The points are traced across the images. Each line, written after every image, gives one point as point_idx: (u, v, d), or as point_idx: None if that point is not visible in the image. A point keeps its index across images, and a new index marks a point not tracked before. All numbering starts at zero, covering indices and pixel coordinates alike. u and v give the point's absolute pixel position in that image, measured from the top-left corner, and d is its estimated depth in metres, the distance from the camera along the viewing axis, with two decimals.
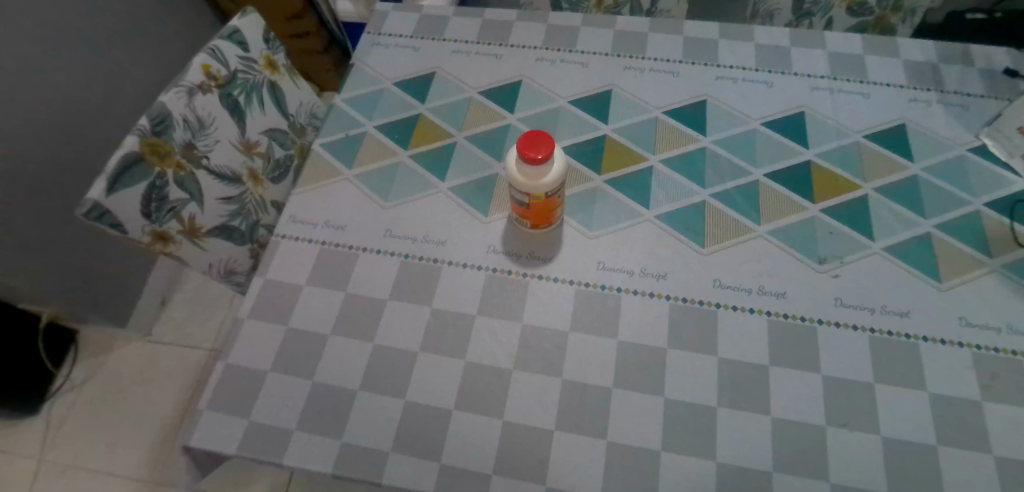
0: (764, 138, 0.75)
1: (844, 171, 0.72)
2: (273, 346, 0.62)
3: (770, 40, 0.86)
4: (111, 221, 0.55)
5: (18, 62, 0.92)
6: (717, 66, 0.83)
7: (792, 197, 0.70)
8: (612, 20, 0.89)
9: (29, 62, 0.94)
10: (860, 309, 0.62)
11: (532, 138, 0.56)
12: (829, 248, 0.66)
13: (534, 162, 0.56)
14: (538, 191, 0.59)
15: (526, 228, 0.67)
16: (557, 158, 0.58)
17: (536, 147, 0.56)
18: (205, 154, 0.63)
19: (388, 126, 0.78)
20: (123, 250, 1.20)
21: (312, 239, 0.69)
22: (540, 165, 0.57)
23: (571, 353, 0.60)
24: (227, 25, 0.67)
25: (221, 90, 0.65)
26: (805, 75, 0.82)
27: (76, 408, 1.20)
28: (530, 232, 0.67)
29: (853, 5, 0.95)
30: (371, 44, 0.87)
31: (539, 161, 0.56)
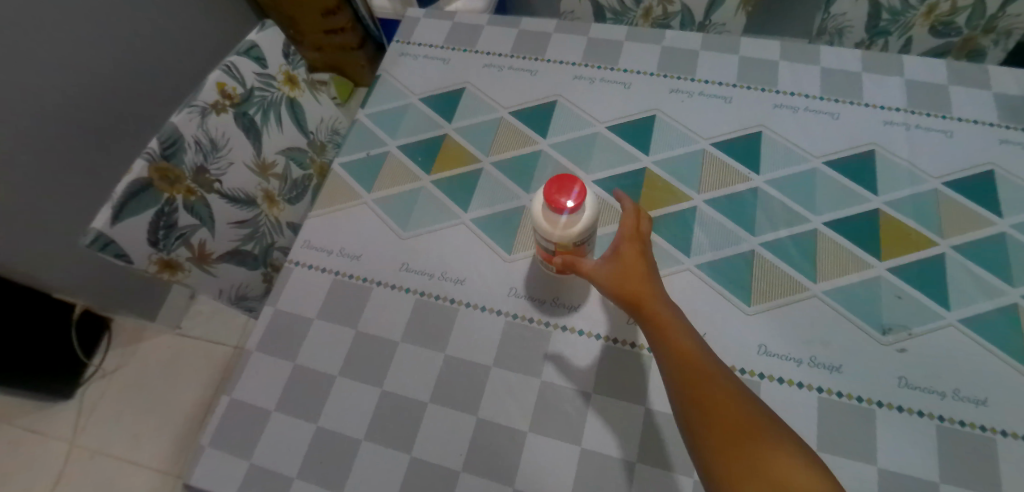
0: (824, 180, 0.67)
1: (917, 223, 0.64)
2: (279, 383, 0.59)
3: (838, 63, 0.77)
4: (116, 251, 0.52)
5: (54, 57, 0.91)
6: (775, 92, 0.75)
7: (855, 251, 0.62)
8: (660, 34, 0.81)
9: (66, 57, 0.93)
10: (928, 392, 0.54)
11: (560, 182, 0.51)
12: (894, 315, 0.58)
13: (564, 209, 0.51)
14: (565, 241, 0.54)
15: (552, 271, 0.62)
16: (588, 207, 0.53)
17: (565, 194, 0.51)
18: (217, 177, 0.60)
19: (412, 147, 0.73)
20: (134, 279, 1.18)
21: (326, 268, 0.65)
22: (571, 213, 0.52)
23: (593, 418, 0.55)
24: (244, 40, 0.63)
25: (237, 109, 0.61)
26: (878, 106, 0.73)
27: (106, 396, 1.22)
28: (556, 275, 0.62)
29: (938, 24, 0.84)
30: (400, 55, 0.83)
31: (569, 208, 0.51)
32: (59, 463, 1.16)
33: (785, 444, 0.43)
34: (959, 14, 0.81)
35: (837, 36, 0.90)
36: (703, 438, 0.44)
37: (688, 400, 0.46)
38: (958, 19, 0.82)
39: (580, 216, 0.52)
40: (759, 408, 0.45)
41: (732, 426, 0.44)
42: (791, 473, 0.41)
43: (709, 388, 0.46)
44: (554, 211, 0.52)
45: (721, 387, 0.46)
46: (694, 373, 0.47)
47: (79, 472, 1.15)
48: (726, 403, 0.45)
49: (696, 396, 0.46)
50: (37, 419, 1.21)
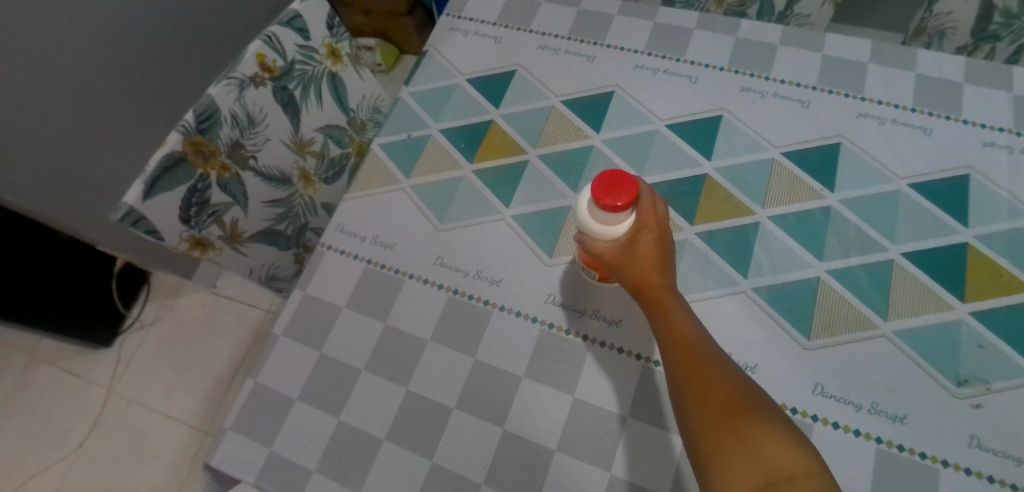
0: (908, 205, 0.61)
1: (1013, 263, 0.57)
2: (303, 371, 0.57)
3: (937, 71, 0.68)
4: (146, 228, 0.51)
5: (113, 8, 0.88)
6: (861, 99, 0.67)
7: (936, 288, 0.56)
8: (735, 25, 0.74)
9: (125, 8, 0.90)
10: (1003, 457, 0.48)
11: (611, 179, 0.46)
12: (972, 365, 0.52)
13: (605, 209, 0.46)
14: (596, 240, 0.49)
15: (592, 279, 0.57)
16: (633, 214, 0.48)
17: (612, 190, 0.46)
18: (253, 154, 0.58)
19: (455, 131, 0.69)
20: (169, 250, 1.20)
21: (357, 255, 0.63)
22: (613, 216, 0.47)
23: (625, 444, 0.51)
24: (288, 9, 0.60)
25: (276, 83, 0.58)
26: (979, 124, 0.65)
27: (142, 347, 1.26)
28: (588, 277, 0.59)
29: None
30: (450, 29, 0.78)
31: (613, 209, 0.46)
32: (97, 408, 1.21)
33: (779, 427, 0.39)
34: None
35: (937, 38, 0.80)
36: (691, 417, 0.42)
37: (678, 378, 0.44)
38: None
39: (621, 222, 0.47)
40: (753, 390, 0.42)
41: (722, 406, 0.41)
42: (781, 457, 0.38)
43: (702, 367, 0.43)
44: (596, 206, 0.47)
45: (714, 365, 0.43)
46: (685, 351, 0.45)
47: (115, 418, 1.20)
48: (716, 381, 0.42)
49: (687, 373, 0.44)
50: (79, 363, 1.26)
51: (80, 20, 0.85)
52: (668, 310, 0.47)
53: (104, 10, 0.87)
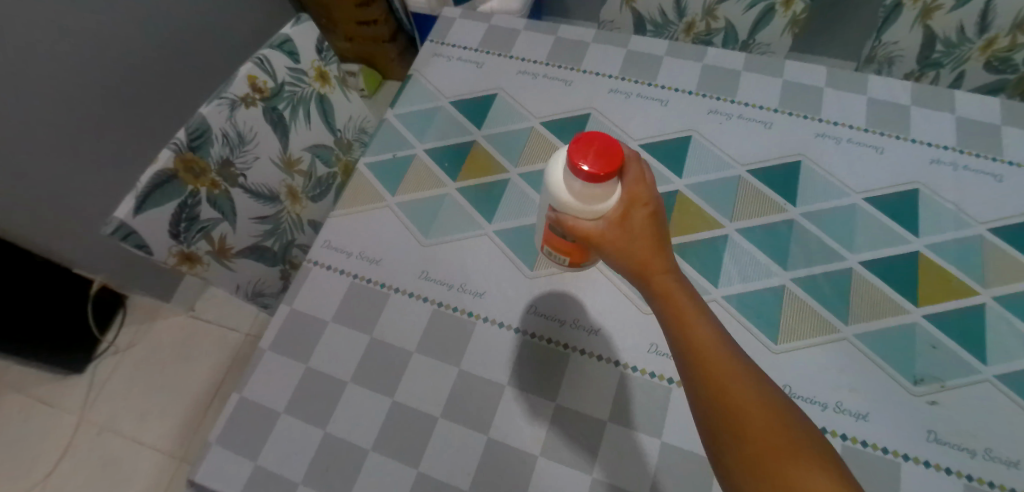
0: (864, 217, 0.65)
1: (960, 270, 0.61)
2: (288, 384, 0.58)
3: (888, 95, 0.74)
4: (137, 242, 0.52)
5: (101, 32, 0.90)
6: (819, 120, 0.72)
7: (892, 294, 0.60)
8: (702, 52, 0.79)
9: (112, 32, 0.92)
10: (959, 449, 0.52)
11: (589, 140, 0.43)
12: (927, 365, 0.56)
13: (579, 175, 0.42)
14: (573, 218, 0.45)
15: (562, 264, 0.55)
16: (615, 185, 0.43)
17: (589, 154, 0.42)
18: (242, 171, 0.60)
19: (439, 151, 0.72)
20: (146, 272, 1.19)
21: (344, 270, 0.64)
22: (589, 185, 0.43)
23: (605, 448, 0.53)
24: (278, 33, 0.63)
25: (266, 103, 0.61)
26: (925, 143, 0.70)
27: (117, 372, 1.23)
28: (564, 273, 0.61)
29: (995, 59, 0.81)
30: (434, 55, 0.81)
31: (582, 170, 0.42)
32: (67, 436, 1.17)
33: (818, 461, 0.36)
34: (1018, 51, 0.79)
35: (886, 65, 0.88)
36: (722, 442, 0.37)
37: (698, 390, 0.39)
38: (1017, 56, 0.79)
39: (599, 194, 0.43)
40: (781, 402, 0.38)
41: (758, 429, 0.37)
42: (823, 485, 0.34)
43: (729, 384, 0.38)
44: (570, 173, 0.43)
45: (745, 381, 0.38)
46: (707, 358, 0.39)
47: (85, 447, 1.16)
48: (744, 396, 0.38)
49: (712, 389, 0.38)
50: (50, 390, 1.22)
51: (65, 41, 0.86)
52: (684, 309, 0.42)
53: (88, 33, 0.89)
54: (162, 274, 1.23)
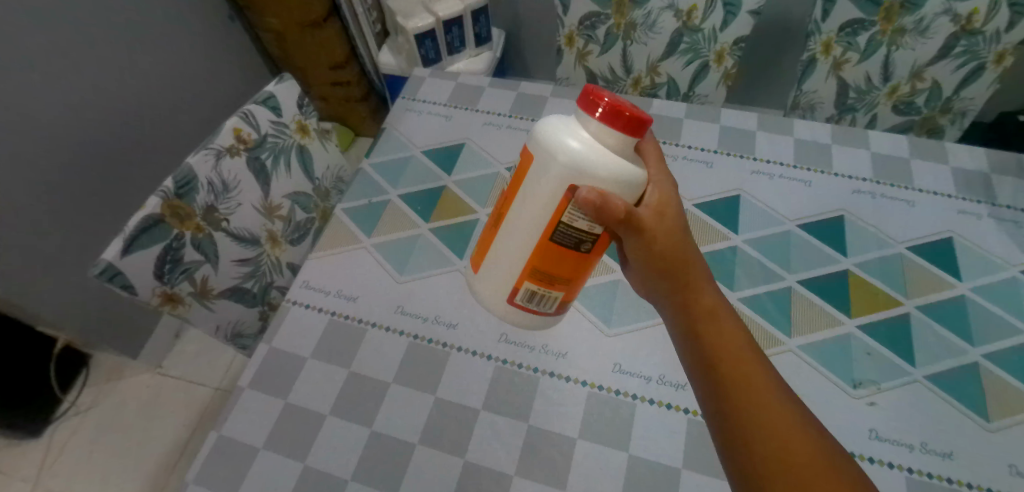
0: (798, 242, 0.73)
1: (885, 285, 0.69)
2: (268, 420, 0.59)
3: (812, 135, 0.84)
4: (122, 283, 0.54)
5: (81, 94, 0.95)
6: (753, 159, 0.81)
7: (827, 309, 0.67)
8: (648, 103, 0.88)
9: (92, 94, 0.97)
10: (898, 444, 0.58)
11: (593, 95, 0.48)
12: (864, 370, 0.62)
13: (620, 118, 0.46)
14: (613, 185, 0.47)
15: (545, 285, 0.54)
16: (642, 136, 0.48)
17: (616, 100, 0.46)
18: (225, 216, 0.64)
19: (412, 196, 0.78)
20: (114, 328, 1.17)
21: (323, 308, 0.67)
22: (629, 130, 0.46)
23: (577, 464, 0.56)
24: (263, 91, 0.69)
25: (250, 153, 0.66)
26: (846, 176, 0.79)
27: (77, 435, 1.19)
28: (529, 308, 0.57)
29: (900, 103, 0.93)
30: (405, 110, 0.89)
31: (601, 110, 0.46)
32: None
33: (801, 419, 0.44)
34: (918, 95, 0.91)
35: (810, 111, 0.99)
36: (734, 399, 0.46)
37: (722, 394, 0.47)
38: (917, 100, 0.92)
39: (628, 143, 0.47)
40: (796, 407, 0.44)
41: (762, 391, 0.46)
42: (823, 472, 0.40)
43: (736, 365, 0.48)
44: (604, 121, 0.46)
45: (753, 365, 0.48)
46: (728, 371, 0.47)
47: None
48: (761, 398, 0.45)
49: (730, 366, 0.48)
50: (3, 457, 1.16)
51: (44, 102, 0.91)
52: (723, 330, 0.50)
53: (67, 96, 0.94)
54: (130, 330, 1.21)
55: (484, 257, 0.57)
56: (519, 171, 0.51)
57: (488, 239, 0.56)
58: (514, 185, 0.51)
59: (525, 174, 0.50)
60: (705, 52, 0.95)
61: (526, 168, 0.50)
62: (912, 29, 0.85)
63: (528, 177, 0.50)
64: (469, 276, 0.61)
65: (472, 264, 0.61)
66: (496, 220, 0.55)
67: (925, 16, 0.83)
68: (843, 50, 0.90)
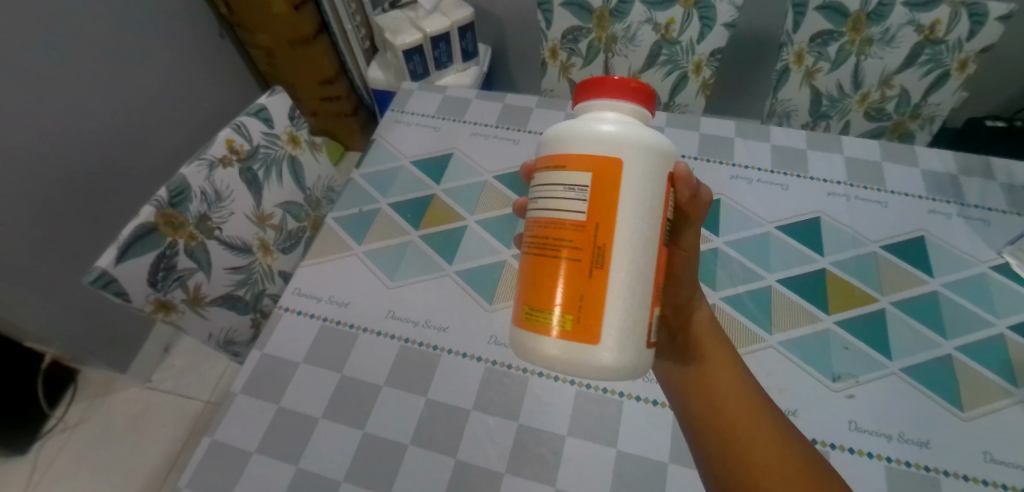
0: (777, 242, 0.75)
1: (861, 282, 0.71)
2: (260, 424, 0.60)
3: (787, 141, 0.87)
4: (116, 290, 0.56)
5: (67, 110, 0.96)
6: (732, 165, 0.84)
7: (806, 306, 0.69)
8: None
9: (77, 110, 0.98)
10: (877, 435, 0.59)
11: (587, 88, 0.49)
12: (843, 364, 0.64)
13: (607, 86, 0.47)
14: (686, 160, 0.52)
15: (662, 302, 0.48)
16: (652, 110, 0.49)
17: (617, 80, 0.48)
18: (218, 225, 0.65)
19: (402, 204, 0.79)
20: (102, 344, 1.17)
21: (314, 314, 0.68)
22: (622, 94, 0.47)
23: (566, 460, 0.57)
24: (255, 104, 0.71)
25: (242, 164, 0.68)
26: (821, 179, 0.82)
27: (64, 452, 1.17)
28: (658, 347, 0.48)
29: (871, 110, 0.97)
30: (395, 122, 0.91)
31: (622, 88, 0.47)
32: None
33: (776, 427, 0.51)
34: (888, 102, 0.95)
35: (786, 118, 1.03)
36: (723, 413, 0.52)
37: (715, 408, 0.53)
38: (887, 106, 0.96)
39: (637, 110, 0.48)
40: (768, 422, 0.51)
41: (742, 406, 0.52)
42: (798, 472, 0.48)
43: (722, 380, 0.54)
44: (605, 96, 0.48)
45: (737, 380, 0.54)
46: (712, 381, 0.54)
47: None
48: (738, 413, 0.52)
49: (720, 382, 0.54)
50: None
51: (30, 117, 0.92)
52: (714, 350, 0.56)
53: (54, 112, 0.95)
54: (118, 345, 1.21)
55: (598, 317, 0.44)
56: (604, 181, 0.45)
57: (597, 287, 0.44)
58: (612, 198, 0.44)
59: (622, 180, 0.45)
60: (683, 63, 0.98)
61: (615, 170, 0.45)
62: (879, 39, 0.89)
63: (633, 179, 0.45)
64: (577, 359, 0.44)
65: (568, 342, 0.44)
66: (598, 256, 0.44)
67: (890, 26, 0.87)
68: (814, 60, 0.94)
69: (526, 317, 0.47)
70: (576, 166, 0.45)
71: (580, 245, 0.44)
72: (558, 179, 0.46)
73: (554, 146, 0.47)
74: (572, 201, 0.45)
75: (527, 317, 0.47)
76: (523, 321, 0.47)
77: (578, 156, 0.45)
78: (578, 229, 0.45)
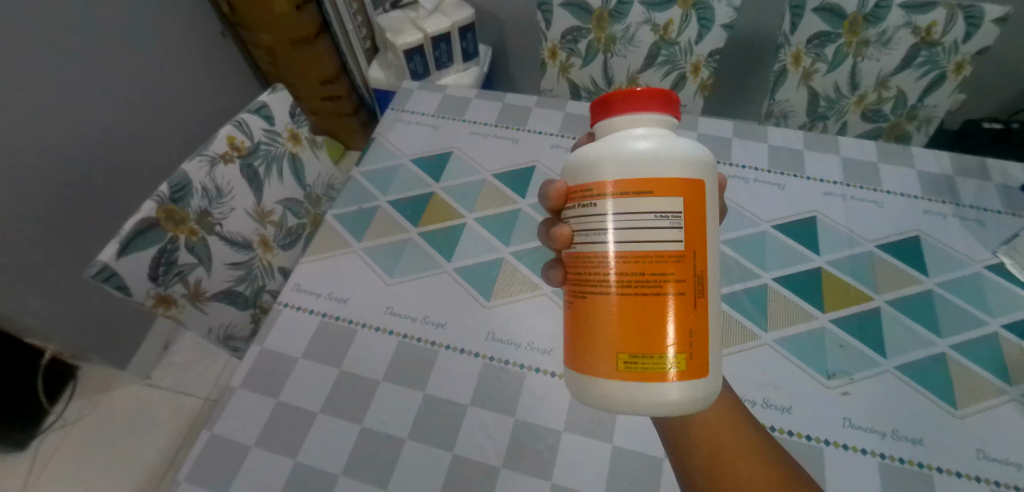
0: (773, 242, 0.76)
1: (856, 281, 0.72)
2: (259, 419, 0.60)
3: (784, 141, 0.88)
4: (117, 284, 0.57)
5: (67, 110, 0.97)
6: (729, 165, 0.85)
7: (802, 304, 0.70)
8: None
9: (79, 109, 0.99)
10: (870, 432, 0.60)
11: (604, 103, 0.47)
12: (838, 362, 0.65)
13: (617, 101, 0.45)
14: None
15: None
16: (674, 111, 0.46)
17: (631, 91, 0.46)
18: (219, 221, 0.66)
19: (401, 202, 0.80)
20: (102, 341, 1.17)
21: (313, 310, 0.69)
22: (634, 105, 0.45)
23: (562, 456, 0.57)
24: (256, 101, 0.72)
25: (242, 160, 0.69)
26: (818, 179, 0.83)
27: (63, 448, 1.18)
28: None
29: (868, 111, 0.98)
30: (394, 121, 0.91)
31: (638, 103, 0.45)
32: None
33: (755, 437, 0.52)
34: (884, 103, 0.96)
35: (783, 119, 1.04)
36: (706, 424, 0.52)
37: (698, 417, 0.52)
38: (884, 107, 0.97)
39: (657, 118, 0.45)
40: (746, 434, 0.52)
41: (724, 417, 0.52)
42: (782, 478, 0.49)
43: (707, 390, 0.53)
44: (625, 112, 0.46)
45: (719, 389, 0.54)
46: None
47: None
48: (718, 423, 0.52)
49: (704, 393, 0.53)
50: None
51: (33, 115, 0.92)
52: None
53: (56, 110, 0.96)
54: (118, 342, 1.21)
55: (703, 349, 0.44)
56: (695, 205, 0.44)
57: (701, 317, 0.44)
58: (703, 222, 0.44)
59: (706, 201, 0.44)
60: (681, 64, 0.99)
61: (698, 192, 0.44)
62: (875, 40, 0.90)
63: (711, 198, 0.45)
64: (693, 399, 0.43)
65: (681, 382, 0.43)
66: (699, 285, 0.44)
67: (887, 28, 0.88)
68: (811, 61, 0.95)
69: (625, 366, 0.43)
70: (668, 192, 0.43)
71: (682, 277, 0.43)
72: (646, 207, 0.43)
73: (626, 170, 0.43)
74: (669, 231, 0.43)
75: (626, 367, 0.43)
76: (622, 371, 0.43)
77: (666, 182, 0.43)
78: (678, 260, 0.43)
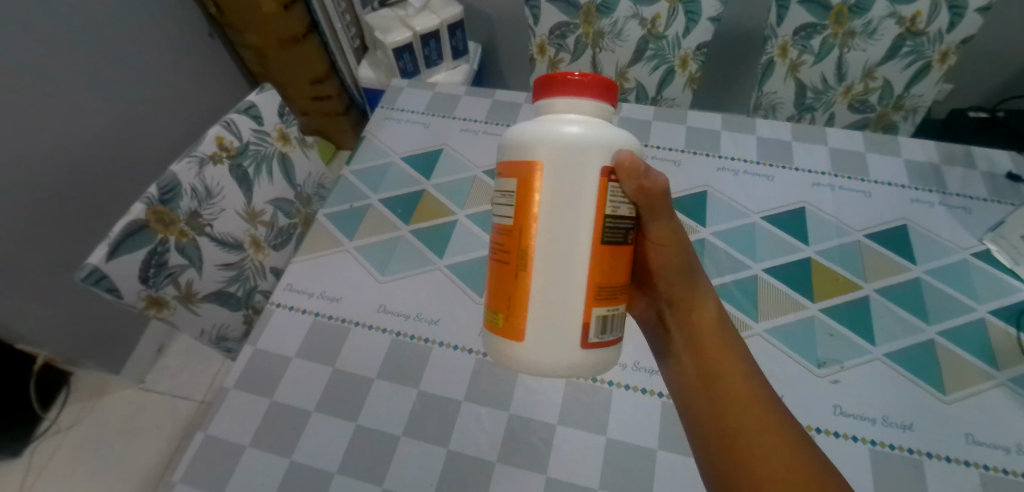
0: (763, 232, 0.76)
1: (845, 270, 0.72)
2: (254, 419, 0.61)
3: (772, 133, 0.88)
4: (108, 286, 0.57)
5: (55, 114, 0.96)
6: (718, 157, 0.85)
7: (791, 294, 0.70)
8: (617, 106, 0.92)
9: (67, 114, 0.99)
10: (860, 419, 0.61)
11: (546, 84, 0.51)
12: (828, 350, 0.66)
13: (558, 86, 0.49)
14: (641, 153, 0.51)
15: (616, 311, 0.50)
16: (609, 99, 0.50)
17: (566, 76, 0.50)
18: (209, 221, 0.66)
19: (392, 200, 0.80)
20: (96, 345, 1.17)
21: (306, 309, 0.69)
22: (570, 91, 0.49)
23: (557, 449, 0.58)
24: (244, 101, 0.72)
25: (232, 161, 0.68)
26: (807, 170, 0.83)
27: (58, 454, 1.17)
28: (601, 345, 0.50)
29: (855, 101, 0.99)
30: (384, 119, 0.91)
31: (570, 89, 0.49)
32: None
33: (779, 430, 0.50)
34: (871, 94, 0.97)
35: (771, 111, 1.04)
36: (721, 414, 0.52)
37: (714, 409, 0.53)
38: (871, 98, 0.98)
39: (590, 105, 0.49)
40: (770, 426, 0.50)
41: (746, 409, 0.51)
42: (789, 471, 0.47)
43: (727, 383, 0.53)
44: (560, 97, 0.50)
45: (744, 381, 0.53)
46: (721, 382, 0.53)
47: None
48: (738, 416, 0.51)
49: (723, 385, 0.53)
50: None
51: (21, 122, 0.92)
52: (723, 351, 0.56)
53: (44, 116, 0.95)
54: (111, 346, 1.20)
55: (526, 318, 0.49)
56: (529, 188, 0.48)
57: (520, 288, 0.49)
58: (536, 204, 0.48)
59: (539, 186, 0.48)
60: (670, 57, 0.99)
61: (534, 177, 0.48)
62: (861, 31, 0.90)
63: (550, 185, 0.47)
64: (507, 354, 0.50)
65: (505, 340, 0.50)
66: (522, 259, 0.49)
67: (872, 19, 0.89)
68: (798, 53, 0.95)
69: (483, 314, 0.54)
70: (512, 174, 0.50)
71: (510, 249, 0.49)
72: (501, 187, 0.51)
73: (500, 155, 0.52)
74: (505, 207, 0.50)
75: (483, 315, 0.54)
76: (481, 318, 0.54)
77: (510, 165, 0.50)
78: (512, 234, 0.49)
